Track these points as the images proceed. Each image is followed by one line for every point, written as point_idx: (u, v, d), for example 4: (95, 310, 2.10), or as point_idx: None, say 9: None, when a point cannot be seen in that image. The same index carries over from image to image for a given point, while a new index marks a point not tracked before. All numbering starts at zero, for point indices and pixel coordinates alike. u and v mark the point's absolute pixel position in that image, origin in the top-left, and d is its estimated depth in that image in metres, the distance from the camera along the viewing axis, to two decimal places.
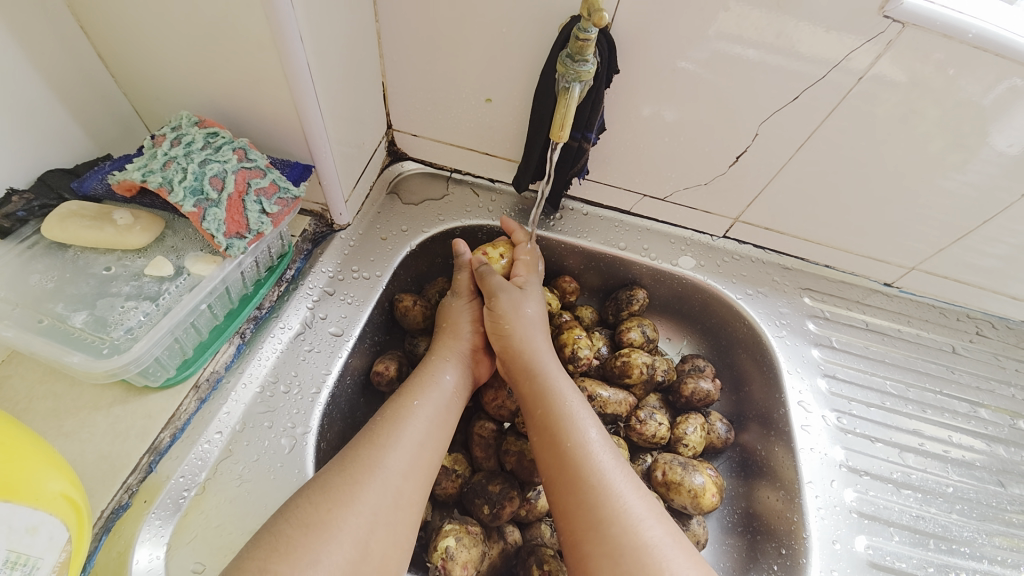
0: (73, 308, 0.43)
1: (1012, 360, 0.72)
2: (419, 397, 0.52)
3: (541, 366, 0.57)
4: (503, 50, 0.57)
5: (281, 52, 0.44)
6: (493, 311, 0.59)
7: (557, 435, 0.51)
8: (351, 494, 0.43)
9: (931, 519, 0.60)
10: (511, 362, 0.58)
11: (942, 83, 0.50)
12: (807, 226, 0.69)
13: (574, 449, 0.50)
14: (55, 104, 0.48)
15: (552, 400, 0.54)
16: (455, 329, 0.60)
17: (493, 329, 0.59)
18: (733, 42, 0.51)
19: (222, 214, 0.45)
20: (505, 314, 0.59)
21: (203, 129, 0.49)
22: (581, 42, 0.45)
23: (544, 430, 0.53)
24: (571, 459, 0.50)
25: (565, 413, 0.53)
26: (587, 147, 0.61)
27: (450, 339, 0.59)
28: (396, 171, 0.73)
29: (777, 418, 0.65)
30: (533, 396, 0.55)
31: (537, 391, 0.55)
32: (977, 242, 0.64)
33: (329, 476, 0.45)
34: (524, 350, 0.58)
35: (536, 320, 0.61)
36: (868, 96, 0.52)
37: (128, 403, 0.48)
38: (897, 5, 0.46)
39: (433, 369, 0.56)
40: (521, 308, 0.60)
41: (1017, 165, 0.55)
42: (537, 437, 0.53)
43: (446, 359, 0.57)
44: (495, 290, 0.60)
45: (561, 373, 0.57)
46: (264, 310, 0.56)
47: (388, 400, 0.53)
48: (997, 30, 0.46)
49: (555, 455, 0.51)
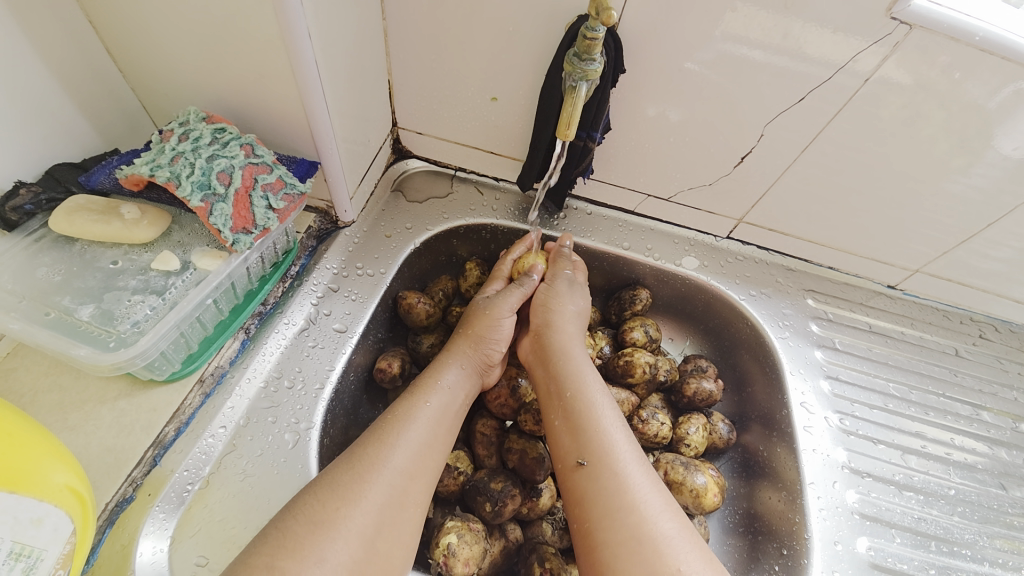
0: (80, 301, 0.44)
1: (1014, 364, 0.72)
2: (429, 396, 0.53)
3: (570, 352, 0.58)
4: (509, 49, 0.57)
5: (289, 49, 0.44)
6: (551, 289, 0.62)
7: (581, 420, 0.52)
8: (358, 491, 0.44)
9: (932, 522, 0.60)
10: (543, 343, 0.59)
11: (947, 86, 0.50)
12: (810, 227, 0.69)
13: (598, 434, 0.51)
14: (63, 98, 0.48)
15: (580, 386, 0.54)
16: (473, 335, 0.59)
17: (543, 305, 0.61)
18: (738, 43, 0.51)
19: (229, 208, 0.45)
20: (562, 296, 0.62)
21: (211, 124, 0.49)
22: (588, 41, 0.45)
23: (569, 413, 0.53)
24: (593, 444, 0.50)
25: (592, 400, 0.53)
26: (592, 147, 0.61)
27: (469, 346, 0.58)
28: (400, 169, 0.73)
29: (780, 419, 0.65)
30: (560, 380, 0.55)
31: (565, 374, 0.56)
32: (981, 246, 0.64)
33: (337, 474, 0.45)
34: (560, 334, 0.59)
35: (581, 314, 0.62)
36: (874, 98, 0.52)
37: (133, 397, 0.48)
38: (905, 7, 0.45)
39: (438, 370, 0.56)
40: (573, 297, 0.62)
41: (1022, 169, 0.55)
42: (560, 420, 0.53)
43: (457, 363, 0.57)
44: (557, 274, 0.63)
45: (588, 362, 0.58)
46: (269, 306, 0.56)
47: (398, 398, 0.53)
48: (1004, 33, 0.46)
49: (577, 440, 0.51)
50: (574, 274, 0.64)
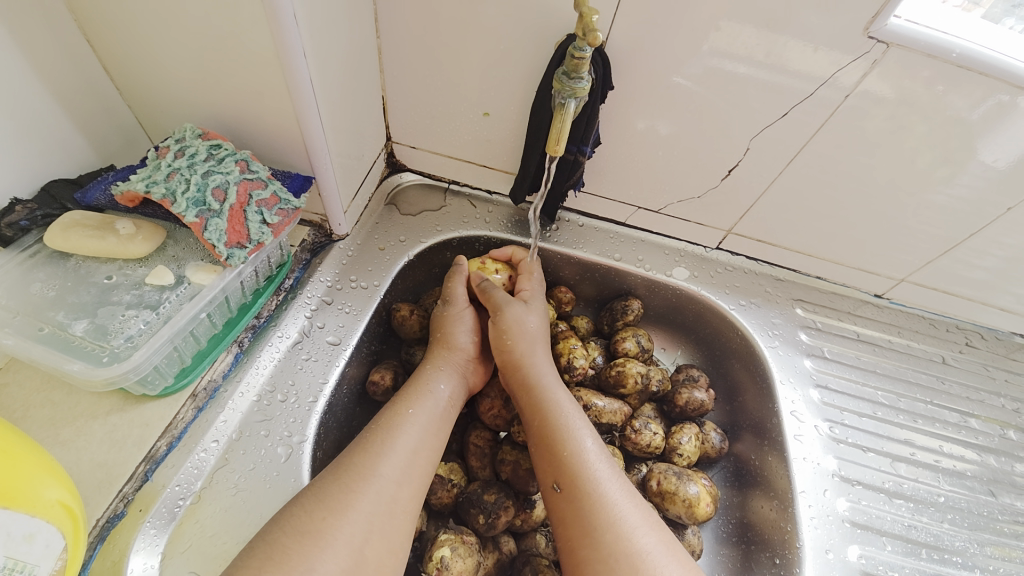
0: (74, 316, 0.44)
1: (1000, 371, 0.73)
2: (412, 405, 0.53)
3: (540, 377, 0.57)
4: (501, 65, 0.59)
5: (285, 67, 0.46)
6: (498, 323, 0.60)
7: (554, 445, 0.52)
8: (346, 502, 0.44)
9: (923, 529, 0.61)
10: (510, 376, 0.59)
11: (929, 99, 0.52)
12: (798, 238, 0.70)
13: (571, 458, 0.51)
14: (60, 116, 0.49)
15: (550, 410, 0.54)
16: (448, 339, 0.60)
17: (498, 343, 0.60)
18: (725, 59, 0.53)
19: (223, 223, 0.46)
20: (510, 327, 0.59)
21: (206, 141, 0.49)
22: (575, 61, 0.47)
23: (542, 439, 0.53)
24: (568, 468, 0.50)
25: (562, 422, 0.53)
26: (583, 160, 0.62)
27: (444, 349, 0.59)
28: (394, 183, 0.74)
29: (771, 427, 0.66)
30: (531, 406, 0.56)
31: (534, 403, 0.56)
32: (966, 254, 0.66)
33: (324, 485, 0.45)
34: (522, 364, 0.58)
35: (539, 332, 0.61)
36: (856, 111, 0.54)
37: (125, 412, 0.48)
38: (882, 26, 0.47)
39: (426, 377, 0.56)
40: (523, 321, 0.61)
41: (1005, 179, 0.57)
42: (535, 446, 0.54)
43: (438, 368, 0.58)
44: (501, 305, 0.61)
45: (559, 383, 0.58)
46: (262, 319, 0.56)
47: (385, 407, 0.53)
48: (979, 49, 0.48)
49: (552, 465, 0.52)
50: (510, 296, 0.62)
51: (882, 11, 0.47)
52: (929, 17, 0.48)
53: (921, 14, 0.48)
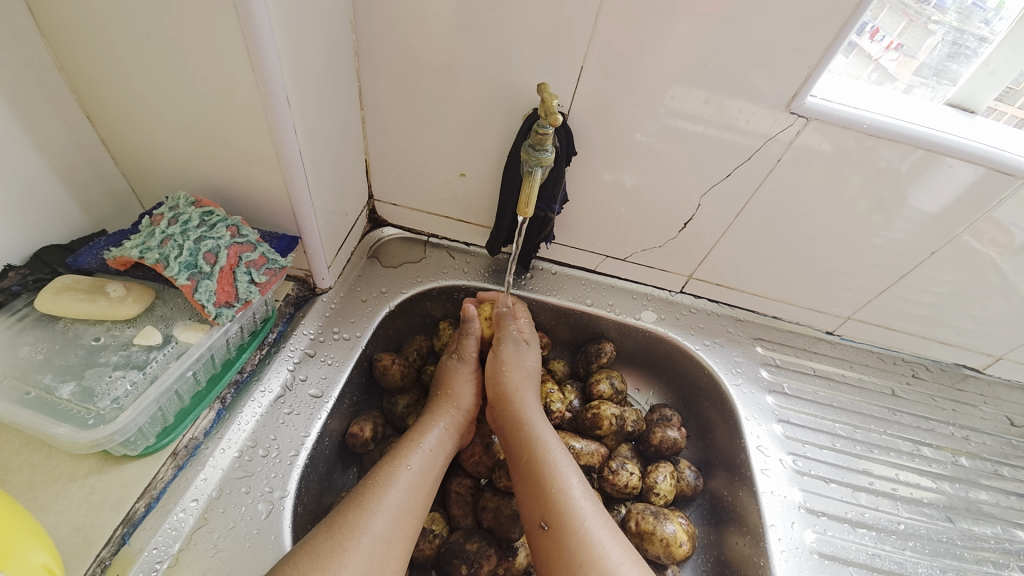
0: (61, 379, 0.45)
1: (947, 400, 0.79)
2: (408, 460, 0.54)
3: (529, 419, 0.60)
4: (476, 133, 0.65)
5: (276, 141, 0.50)
6: (498, 354, 0.65)
7: (541, 484, 0.54)
8: (338, 561, 0.44)
9: (886, 557, 0.63)
10: (501, 408, 0.62)
11: (860, 151, 0.59)
12: (753, 281, 0.77)
13: (557, 496, 0.53)
14: (57, 185, 0.51)
15: (537, 448, 0.57)
16: (455, 395, 0.63)
17: (493, 374, 0.64)
18: (680, 120, 0.60)
19: (214, 284, 0.49)
20: (509, 360, 0.64)
21: (200, 208, 0.52)
22: (539, 136, 0.53)
23: (529, 477, 0.55)
24: (554, 507, 0.52)
25: (550, 459, 0.56)
26: (552, 217, 0.68)
27: (451, 407, 0.62)
28: (376, 237, 0.78)
29: (740, 462, 0.69)
30: (520, 443, 0.58)
31: (524, 438, 0.58)
32: (904, 292, 0.73)
33: (317, 543, 0.45)
34: (516, 399, 0.62)
35: (532, 372, 0.66)
36: (795, 163, 0.61)
37: (104, 473, 0.47)
38: (801, 103, 0.56)
39: (422, 431, 0.58)
40: (521, 358, 0.65)
41: (930, 222, 0.64)
42: (522, 483, 0.56)
43: (436, 422, 0.60)
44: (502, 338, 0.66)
45: (546, 421, 0.61)
46: (245, 374, 0.57)
47: (380, 460, 0.55)
48: (885, 120, 0.56)
49: (538, 504, 0.54)
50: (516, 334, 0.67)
51: (799, 91, 0.55)
52: (841, 95, 0.57)
53: (833, 93, 0.57)
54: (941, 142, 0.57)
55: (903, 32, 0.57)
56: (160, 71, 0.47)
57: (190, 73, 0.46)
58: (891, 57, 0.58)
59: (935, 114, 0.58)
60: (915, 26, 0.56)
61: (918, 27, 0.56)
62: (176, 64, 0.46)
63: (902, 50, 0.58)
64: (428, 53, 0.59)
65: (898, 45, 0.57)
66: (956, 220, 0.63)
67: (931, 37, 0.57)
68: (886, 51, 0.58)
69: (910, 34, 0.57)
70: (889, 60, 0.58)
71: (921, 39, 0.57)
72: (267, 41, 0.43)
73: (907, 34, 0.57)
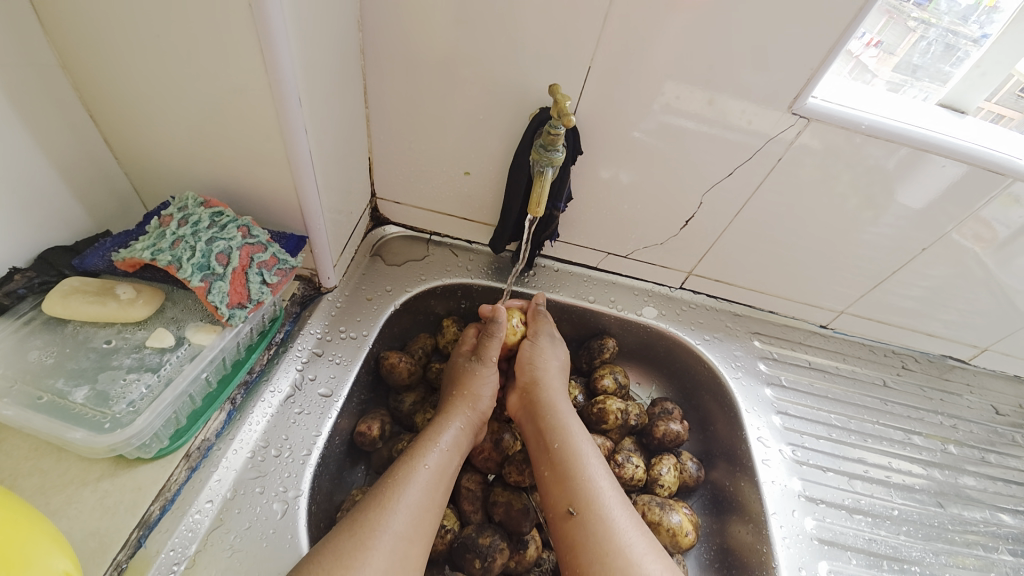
0: (74, 383, 0.45)
1: (935, 390, 0.82)
2: (426, 457, 0.55)
3: (557, 409, 0.62)
4: (482, 131, 0.65)
5: (286, 141, 0.49)
6: (535, 345, 0.67)
7: (569, 474, 0.56)
8: (360, 559, 0.45)
9: (882, 542, 0.66)
10: (531, 398, 0.64)
11: (859, 150, 0.60)
12: (750, 277, 0.78)
13: (585, 485, 0.55)
14: (60, 185, 0.50)
15: (567, 437, 0.59)
16: (472, 394, 0.63)
17: (529, 363, 0.66)
18: (684, 120, 0.61)
19: (226, 285, 0.48)
20: (546, 352, 0.67)
21: (209, 208, 0.52)
22: (551, 136, 0.54)
23: (557, 465, 0.57)
24: (581, 495, 0.54)
25: (578, 449, 0.58)
26: (556, 215, 0.68)
27: (467, 406, 0.62)
28: (378, 235, 0.77)
29: (741, 453, 0.71)
30: (549, 432, 0.60)
31: (553, 428, 0.60)
32: (895, 286, 0.75)
33: (340, 542, 0.46)
34: (547, 390, 0.64)
35: (562, 367, 0.68)
36: (795, 162, 0.63)
37: (116, 477, 0.47)
38: (802, 104, 0.57)
39: (437, 429, 0.59)
40: (556, 351, 0.67)
41: (922, 219, 0.66)
42: (548, 471, 0.58)
43: (454, 419, 0.60)
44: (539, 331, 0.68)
45: (573, 413, 0.62)
46: (254, 374, 0.57)
47: (398, 459, 0.56)
48: (883, 120, 0.58)
49: (565, 492, 0.55)
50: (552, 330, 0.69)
51: (800, 93, 0.56)
52: (840, 96, 0.59)
53: (832, 94, 0.59)
54: (935, 142, 0.58)
55: (882, 30, 0.57)
56: (167, 70, 0.46)
57: (199, 72, 0.45)
58: (870, 54, 0.59)
59: (928, 115, 0.60)
60: (895, 23, 0.57)
61: (896, 24, 0.57)
62: (185, 63, 0.45)
63: (881, 47, 0.59)
64: (435, 51, 0.58)
65: (877, 42, 0.58)
66: (947, 217, 0.65)
67: (910, 35, 0.58)
68: (866, 48, 0.59)
69: (888, 32, 0.57)
70: (869, 56, 0.59)
71: (901, 36, 0.58)
72: (280, 40, 0.42)
73: (886, 31, 0.57)
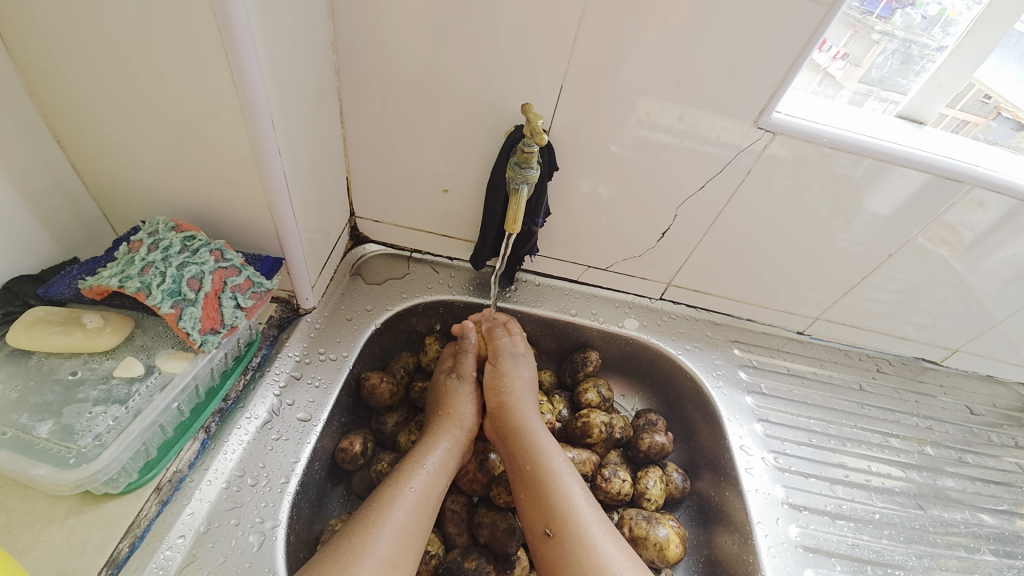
0: (38, 417, 0.43)
1: (909, 392, 0.84)
2: (410, 481, 0.54)
3: (529, 428, 0.61)
4: (459, 150, 0.66)
5: (260, 164, 0.49)
6: (496, 369, 0.65)
7: (545, 492, 0.55)
8: None
9: (865, 546, 0.67)
10: (503, 420, 0.63)
11: (822, 163, 0.63)
12: (727, 286, 0.80)
13: (560, 504, 0.54)
14: (26, 213, 0.49)
15: (540, 457, 0.58)
16: (457, 413, 0.63)
17: (493, 385, 0.65)
18: (655, 136, 0.62)
19: (198, 311, 0.48)
20: (509, 372, 0.65)
21: (180, 232, 0.51)
22: (524, 154, 0.55)
23: (532, 486, 0.56)
24: (558, 515, 0.54)
25: (552, 469, 0.57)
26: (535, 230, 0.69)
27: (452, 426, 0.62)
28: (359, 254, 0.77)
29: (725, 463, 0.71)
30: (522, 453, 0.59)
31: (526, 448, 0.59)
32: (866, 291, 0.77)
33: (321, 567, 0.45)
34: (516, 410, 0.63)
35: (530, 384, 0.67)
36: (762, 175, 0.65)
37: (84, 513, 0.45)
38: (767, 118, 0.59)
39: (425, 450, 0.58)
40: (520, 369, 0.66)
41: (884, 227, 0.69)
42: (525, 493, 0.57)
43: (439, 441, 0.60)
44: (501, 351, 0.67)
45: (546, 431, 0.62)
46: (230, 402, 0.56)
47: (382, 483, 0.55)
48: (844, 133, 0.60)
49: (543, 512, 0.54)
50: (513, 348, 0.68)
51: (764, 108, 0.59)
52: (804, 110, 0.61)
53: (797, 108, 0.61)
54: (894, 153, 0.61)
55: (848, 42, 0.61)
56: (137, 95, 0.45)
57: (170, 97, 0.45)
58: (838, 66, 0.63)
59: (887, 127, 0.63)
60: (860, 36, 0.60)
61: (861, 37, 0.60)
62: (156, 89, 0.45)
63: (848, 59, 0.62)
64: (410, 73, 0.59)
65: (844, 54, 0.62)
66: (909, 225, 0.68)
67: (875, 47, 0.61)
68: (833, 59, 0.62)
69: (854, 44, 0.61)
70: (836, 68, 0.63)
71: (866, 48, 0.61)
72: (251, 64, 0.42)
73: (852, 44, 0.61)
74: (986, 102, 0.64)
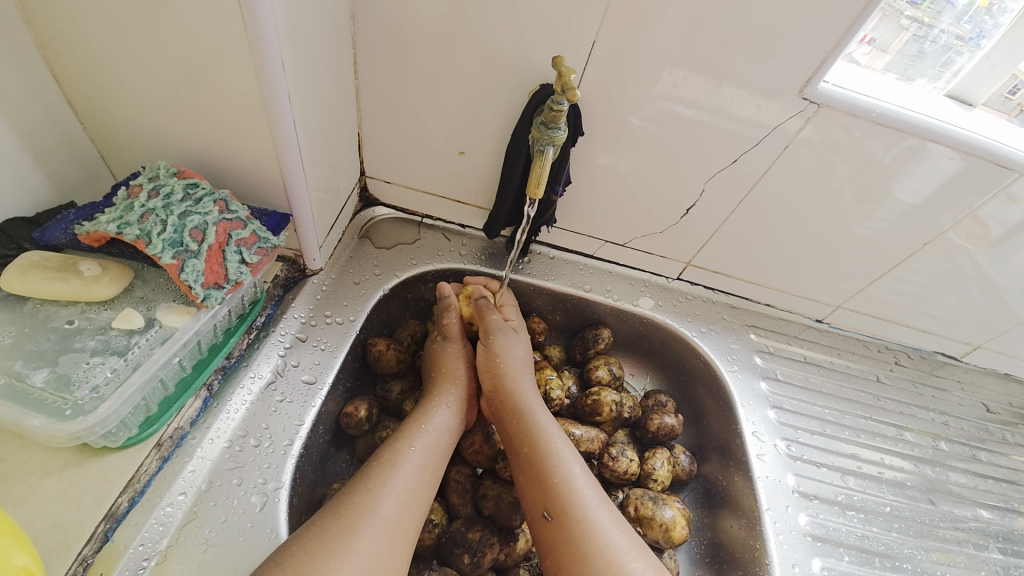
0: (33, 365, 0.42)
1: (926, 386, 0.82)
2: (413, 443, 0.53)
3: (529, 408, 0.59)
4: (478, 109, 0.62)
5: (267, 110, 0.46)
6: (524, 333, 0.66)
7: (543, 472, 0.54)
8: (347, 544, 0.43)
9: (874, 538, 0.66)
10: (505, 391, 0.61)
11: (866, 141, 0.59)
12: (748, 269, 0.77)
13: (561, 486, 0.53)
14: (21, 152, 0.47)
15: (542, 434, 0.57)
16: (452, 374, 0.62)
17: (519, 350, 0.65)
18: (690, 103, 0.58)
19: (202, 264, 0.45)
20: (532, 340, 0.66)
21: (182, 180, 0.48)
22: (553, 113, 0.51)
23: (532, 464, 0.55)
24: (558, 498, 0.52)
25: (553, 447, 0.56)
26: (555, 199, 0.66)
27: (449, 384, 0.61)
28: (368, 216, 0.74)
29: (735, 448, 0.70)
30: (522, 430, 0.58)
31: (528, 422, 0.58)
32: (893, 282, 0.74)
33: (324, 525, 0.44)
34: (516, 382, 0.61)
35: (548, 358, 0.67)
36: (799, 152, 0.61)
37: (82, 466, 0.44)
38: (813, 89, 0.54)
39: (426, 413, 0.57)
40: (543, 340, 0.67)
41: (922, 215, 0.65)
42: (525, 473, 0.55)
43: (442, 405, 0.59)
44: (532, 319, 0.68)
45: (547, 410, 0.60)
46: (233, 360, 0.54)
47: (384, 442, 0.54)
48: (894, 108, 0.56)
49: (542, 494, 0.53)
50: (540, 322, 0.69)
51: (813, 77, 0.53)
52: (853, 82, 0.56)
53: (845, 79, 0.56)
54: (947, 133, 0.57)
55: (876, 26, 0.54)
56: (136, 28, 0.42)
57: (171, 30, 0.42)
58: (863, 51, 0.57)
59: (940, 105, 0.58)
60: (889, 22, 0.54)
61: (890, 22, 0.54)
62: (156, 19, 0.41)
63: (874, 44, 0.56)
64: (430, 20, 0.55)
65: (870, 40, 0.56)
66: (950, 213, 0.64)
67: (903, 33, 0.55)
68: (858, 45, 0.56)
69: (882, 28, 0.55)
70: (860, 54, 0.57)
71: (894, 34, 0.55)
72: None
73: (880, 28, 0.55)
74: (1011, 97, 0.58)
